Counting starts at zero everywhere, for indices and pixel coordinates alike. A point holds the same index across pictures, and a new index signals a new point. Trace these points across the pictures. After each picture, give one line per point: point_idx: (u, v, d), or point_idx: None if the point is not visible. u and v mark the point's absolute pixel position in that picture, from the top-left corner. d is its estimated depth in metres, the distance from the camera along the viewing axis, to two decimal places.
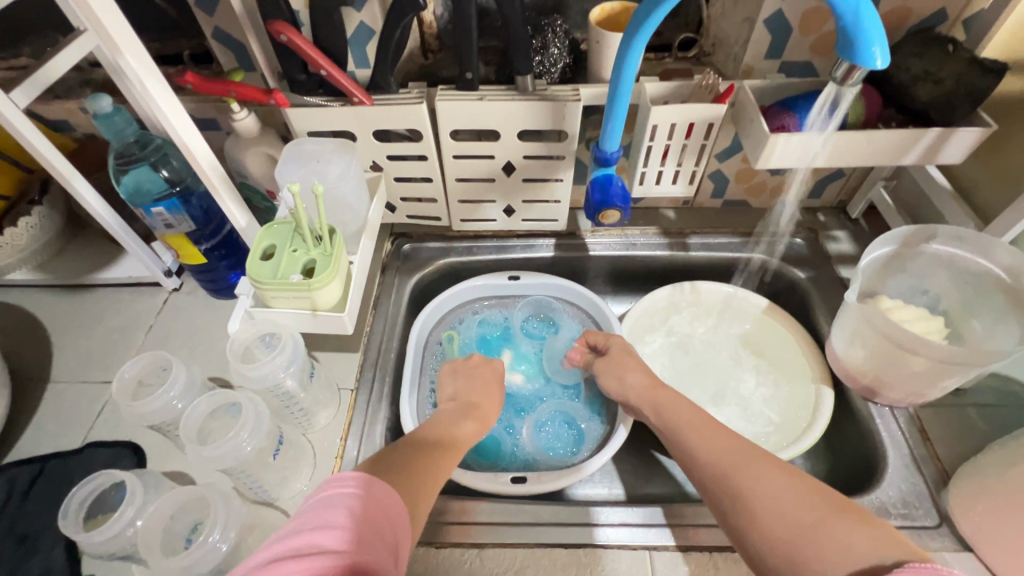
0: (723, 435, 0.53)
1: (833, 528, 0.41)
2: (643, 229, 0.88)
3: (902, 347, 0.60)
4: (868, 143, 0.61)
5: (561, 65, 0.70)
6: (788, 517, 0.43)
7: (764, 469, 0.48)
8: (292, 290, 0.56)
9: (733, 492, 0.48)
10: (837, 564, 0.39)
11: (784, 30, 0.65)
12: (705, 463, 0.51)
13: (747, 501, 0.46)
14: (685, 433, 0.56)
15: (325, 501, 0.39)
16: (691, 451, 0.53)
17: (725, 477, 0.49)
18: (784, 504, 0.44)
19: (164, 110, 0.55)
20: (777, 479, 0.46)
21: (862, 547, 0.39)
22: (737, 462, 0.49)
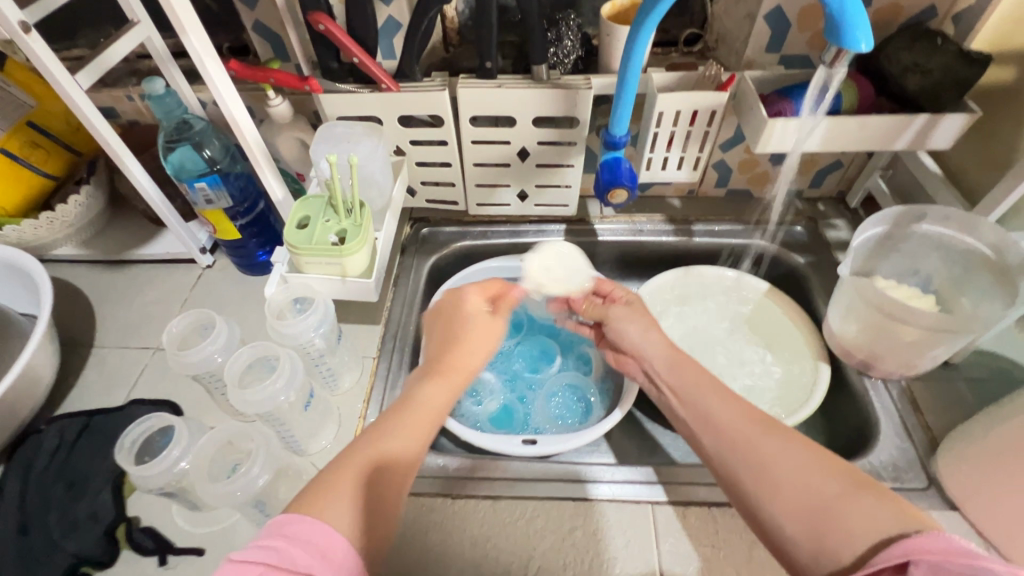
0: (733, 402, 0.51)
1: (849, 504, 0.40)
2: (649, 216, 0.92)
3: (894, 319, 0.64)
4: (861, 128, 0.65)
5: (573, 56, 0.75)
6: (802, 494, 0.42)
7: (777, 440, 0.46)
8: (326, 255, 0.61)
9: (747, 461, 0.46)
10: (854, 542, 0.38)
11: (783, 25, 0.70)
12: (717, 432, 0.49)
13: (761, 477, 0.45)
14: (698, 394, 0.53)
15: (290, 524, 0.40)
16: (705, 415, 0.51)
17: (738, 443, 0.47)
18: (797, 479, 0.43)
19: (219, 90, 0.61)
20: (789, 452, 0.45)
21: (879, 521, 0.38)
22: (751, 429, 0.47)
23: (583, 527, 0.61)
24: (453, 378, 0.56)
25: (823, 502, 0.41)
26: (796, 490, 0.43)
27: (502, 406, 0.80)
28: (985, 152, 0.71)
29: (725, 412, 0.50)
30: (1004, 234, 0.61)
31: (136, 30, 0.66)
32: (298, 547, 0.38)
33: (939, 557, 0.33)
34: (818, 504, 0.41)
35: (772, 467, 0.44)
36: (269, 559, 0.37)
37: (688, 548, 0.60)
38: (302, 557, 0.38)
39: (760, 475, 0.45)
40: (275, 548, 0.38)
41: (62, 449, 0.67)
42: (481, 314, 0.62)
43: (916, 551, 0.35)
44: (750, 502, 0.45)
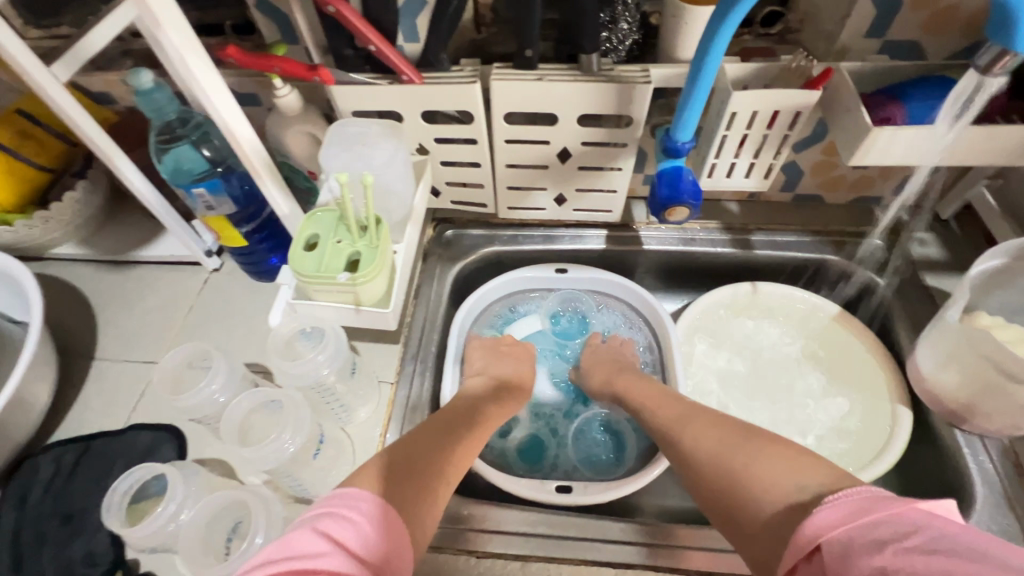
0: (669, 405, 0.60)
1: (757, 465, 0.47)
2: (704, 223, 0.81)
3: (1006, 373, 0.54)
4: (989, 141, 0.53)
5: (630, 41, 0.63)
6: (723, 461, 0.49)
7: (700, 424, 0.55)
8: (336, 286, 0.53)
9: (680, 453, 0.54)
10: (768, 502, 0.44)
11: (895, 4, 0.56)
12: (659, 427, 0.59)
13: (692, 456, 0.52)
14: (643, 401, 0.63)
15: (356, 498, 0.42)
16: (650, 418, 0.61)
17: (673, 439, 0.56)
18: (718, 453, 0.50)
19: (203, 87, 0.52)
20: (709, 435, 0.53)
21: (780, 478, 0.45)
22: (680, 423, 0.57)
23: None
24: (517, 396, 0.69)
25: (738, 459, 0.48)
26: (718, 458, 0.50)
27: (532, 438, 0.74)
28: None
29: (662, 412, 0.60)
30: None
31: None
32: (356, 533, 0.39)
33: (843, 528, 0.37)
34: (735, 465, 0.48)
35: (698, 450, 0.52)
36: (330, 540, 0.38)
37: None
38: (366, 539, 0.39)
39: (687, 461, 0.53)
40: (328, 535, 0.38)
41: (59, 476, 0.63)
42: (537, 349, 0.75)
43: (823, 531, 0.38)
44: (692, 487, 0.52)
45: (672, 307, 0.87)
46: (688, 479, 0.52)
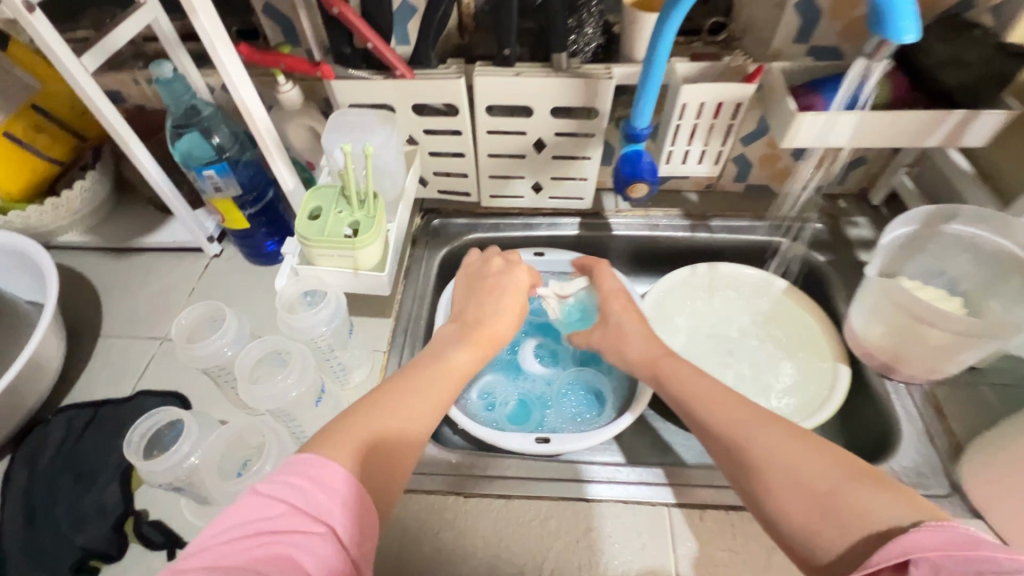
0: (731, 407, 0.53)
1: (849, 493, 0.42)
2: (666, 211, 0.90)
3: (920, 321, 0.62)
4: (893, 124, 0.63)
5: (594, 44, 0.72)
6: (806, 482, 0.44)
7: (777, 435, 0.48)
8: (338, 248, 0.60)
9: (749, 465, 0.48)
10: (851, 532, 0.40)
11: (814, 14, 0.67)
12: (715, 433, 0.52)
13: (766, 472, 0.46)
14: (695, 402, 0.55)
15: (308, 463, 0.42)
16: (704, 422, 0.53)
17: (737, 442, 0.49)
18: (801, 469, 0.45)
19: (230, 75, 0.59)
20: (794, 450, 0.46)
21: (878, 512, 0.40)
22: (750, 428, 0.49)
23: (598, 529, 0.60)
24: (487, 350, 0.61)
25: (826, 487, 0.43)
26: (800, 478, 0.44)
27: (518, 406, 0.79)
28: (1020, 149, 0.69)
29: (724, 413, 0.52)
30: None
31: (144, 10, 0.64)
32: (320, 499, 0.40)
33: (939, 554, 0.34)
34: (823, 490, 0.43)
35: (768, 462, 0.46)
36: (292, 500, 0.39)
37: (704, 553, 0.59)
38: (325, 505, 0.39)
39: (758, 473, 0.47)
40: (299, 489, 0.40)
41: (70, 438, 0.67)
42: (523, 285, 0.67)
43: (913, 549, 0.36)
44: (757, 497, 0.46)
45: (641, 289, 0.95)
46: (756, 493, 0.47)
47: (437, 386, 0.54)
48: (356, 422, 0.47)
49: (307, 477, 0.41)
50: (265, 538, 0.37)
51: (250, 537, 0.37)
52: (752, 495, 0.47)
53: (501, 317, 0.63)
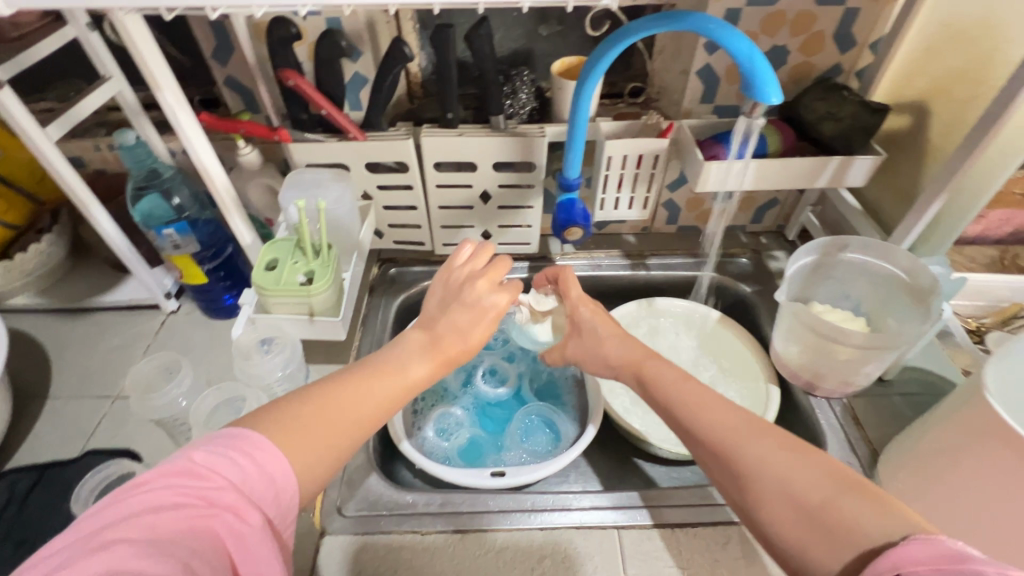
0: (720, 412, 0.51)
1: (838, 504, 0.41)
2: (607, 252, 0.97)
3: (829, 338, 0.70)
4: (786, 169, 0.73)
5: (529, 107, 0.81)
6: (797, 495, 0.43)
7: (767, 444, 0.47)
8: (294, 296, 0.64)
9: (737, 471, 0.46)
10: (838, 545, 0.39)
11: (713, 80, 0.78)
12: (702, 439, 0.50)
13: (755, 481, 0.45)
14: (682, 407, 0.53)
15: (247, 440, 0.39)
16: (690, 424, 0.52)
17: (726, 448, 0.48)
18: (790, 478, 0.44)
19: (191, 142, 0.64)
20: (783, 458, 0.45)
21: (867, 525, 0.39)
22: (739, 432, 0.48)
23: (552, 555, 0.62)
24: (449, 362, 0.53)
25: (817, 501, 0.42)
26: (791, 491, 0.43)
27: (471, 440, 0.82)
28: (895, 187, 0.80)
29: (712, 417, 0.51)
30: (914, 259, 0.69)
31: (108, 84, 0.69)
32: (254, 478, 0.38)
33: (927, 567, 0.33)
34: (813, 503, 0.42)
35: (757, 472, 0.45)
36: (234, 478, 0.37)
37: (653, 571, 0.61)
38: (263, 491, 0.38)
39: (747, 480, 0.45)
40: (240, 467, 0.38)
41: (12, 502, 0.65)
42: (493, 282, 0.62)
43: (903, 562, 0.34)
44: (746, 504, 0.45)
45: None
46: (744, 501, 0.45)
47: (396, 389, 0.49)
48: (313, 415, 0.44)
49: (245, 454, 0.39)
50: (194, 511, 0.34)
51: (170, 507, 0.34)
52: (740, 503, 0.46)
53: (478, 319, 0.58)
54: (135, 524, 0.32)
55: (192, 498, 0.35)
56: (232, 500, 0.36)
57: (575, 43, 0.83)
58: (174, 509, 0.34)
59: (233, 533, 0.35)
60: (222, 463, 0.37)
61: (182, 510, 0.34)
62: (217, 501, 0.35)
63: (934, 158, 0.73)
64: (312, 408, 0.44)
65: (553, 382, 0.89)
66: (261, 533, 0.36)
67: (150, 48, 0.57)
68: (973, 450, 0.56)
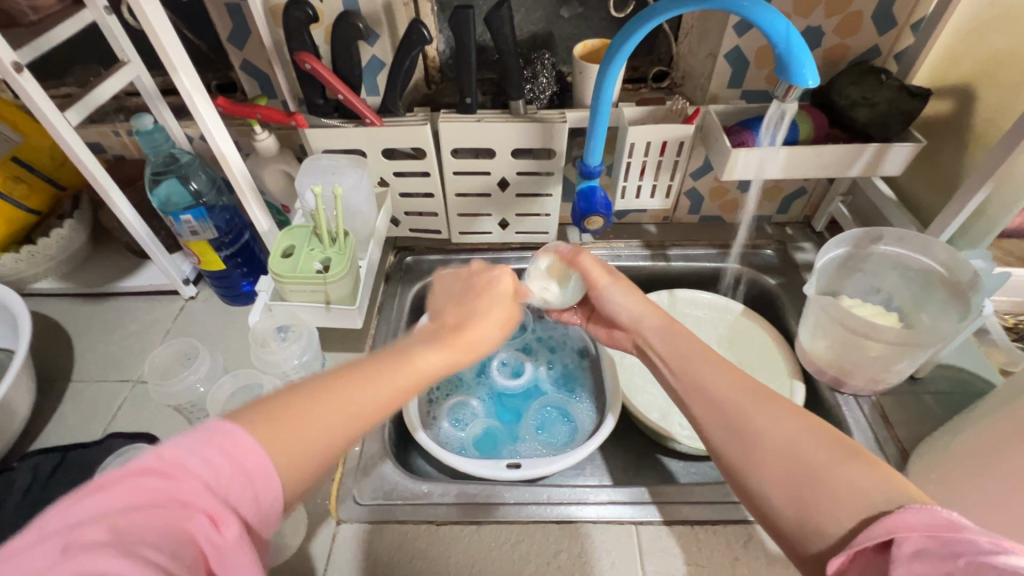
0: (722, 373, 0.49)
1: (840, 470, 0.39)
2: (627, 242, 0.95)
3: (858, 334, 0.67)
4: (818, 157, 0.70)
5: (549, 92, 0.79)
6: (797, 457, 0.41)
7: (771, 409, 0.44)
8: (311, 283, 0.63)
9: (740, 433, 0.44)
10: (833, 506, 0.37)
11: (742, 64, 0.75)
12: (708, 398, 0.48)
13: (758, 445, 0.42)
14: (694, 364, 0.51)
15: (227, 433, 0.35)
16: (697, 383, 0.49)
17: (731, 410, 0.45)
18: (792, 443, 0.41)
19: (208, 126, 0.63)
20: (786, 422, 0.43)
21: (868, 489, 0.37)
22: (744, 396, 0.46)
23: (569, 549, 0.62)
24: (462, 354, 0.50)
25: (818, 464, 0.40)
26: (794, 452, 0.41)
27: (486, 430, 0.81)
28: (933, 176, 0.76)
29: (718, 381, 0.48)
30: (953, 252, 0.66)
31: (126, 68, 0.69)
32: (229, 481, 0.33)
33: (922, 535, 0.32)
34: (812, 464, 0.40)
35: (760, 434, 0.43)
36: (208, 479, 0.33)
37: (672, 567, 0.60)
38: (241, 492, 0.34)
39: (747, 443, 0.43)
40: (214, 466, 0.33)
41: (36, 483, 0.66)
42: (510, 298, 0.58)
43: (899, 529, 0.33)
44: (742, 468, 0.43)
45: None
46: (742, 463, 0.43)
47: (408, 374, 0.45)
48: (320, 409, 0.40)
49: (221, 451, 0.34)
50: (166, 513, 0.31)
51: (140, 512, 0.30)
52: (735, 465, 0.43)
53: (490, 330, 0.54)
54: (98, 532, 0.28)
55: (155, 501, 0.31)
56: (212, 503, 0.32)
57: (597, 26, 0.81)
58: (142, 515, 0.30)
59: (212, 542, 0.31)
60: (193, 459, 0.33)
61: (151, 512, 0.30)
62: (194, 502, 0.32)
63: (979, 146, 0.69)
64: (311, 404, 0.40)
65: (569, 372, 0.88)
66: (241, 543, 0.32)
67: (167, 31, 0.56)
68: (1011, 453, 0.53)
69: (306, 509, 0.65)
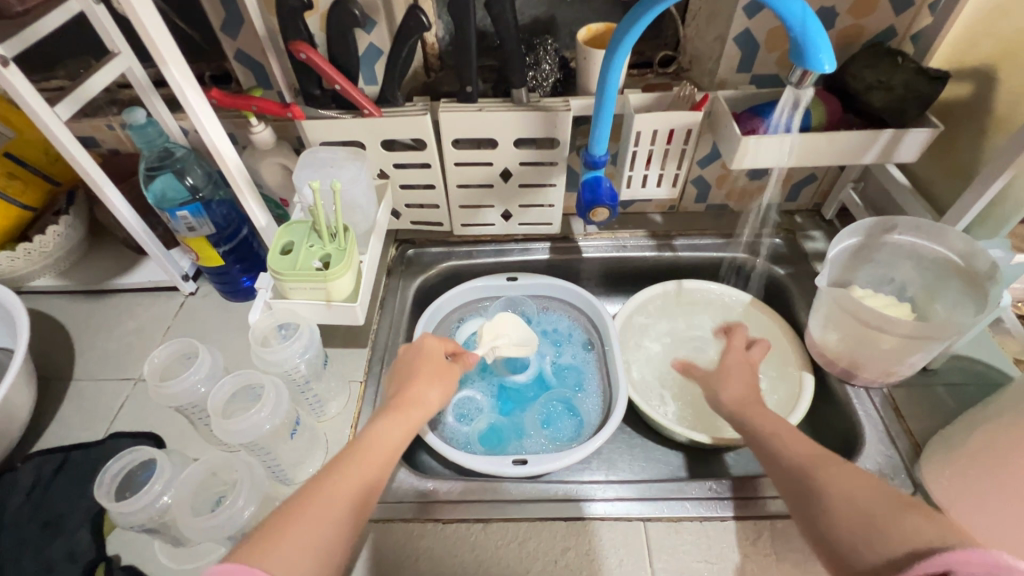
0: (798, 443, 0.52)
1: (899, 518, 0.40)
2: (632, 232, 0.93)
3: (871, 327, 0.66)
4: (831, 144, 0.68)
5: (552, 79, 0.77)
6: (861, 507, 0.42)
7: (840, 468, 0.47)
8: (310, 280, 0.62)
9: (807, 486, 0.47)
10: (892, 548, 0.38)
11: (752, 46, 0.72)
12: (781, 463, 0.51)
13: (820, 494, 0.45)
14: (769, 434, 0.55)
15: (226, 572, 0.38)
16: (772, 450, 0.53)
17: (800, 468, 0.49)
18: (850, 493, 0.44)
19: (200, 119, 0.61)
20: (850, 479, 0.45)
21: (920, 534, 0.38)
22: (815, 458, 0.49)
23: (576, 547, 0.61)
24: (409, 413, 0.58)
25: (879, 512, 0.41)
26: (856, 504, 0.43)
27: (491, 425, 0.80)
28: (950, 162, 0.74)
29: (796, 447, 0.51)
30: (970, 242, 0.64)
31: (117, 60, 0.67)
32: None
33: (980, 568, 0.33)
34: (875, 513, 0.41)
35: (824, 484, 0.46)
36: None
37: (681, 564, 0.60)
38: None
39: (811, 492, 0.46)
40: None
41: (40, 484, 0.66)
42: (437, 357, 0.66)
43: (953, 561, 0.34)
44: (806, 513, 0.45)
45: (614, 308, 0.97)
46: (806, 513, 0.45)
47: (377, 452, 0.52)
48: (316, 504, 0.45)
49: None
50: None
51: None
52: (802, 511, 0.46)
53: (430, 393, 0.62)
54: None
55: None
56: None
57: (601, 9, 0.78)
58: None
59: None
60: None
61: None
62: None
63: (999, 131, 0.67)
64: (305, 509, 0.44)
65: (575, 366, 0.87)
66: None
67: (154, 21, 0.54)
68: None
69: None
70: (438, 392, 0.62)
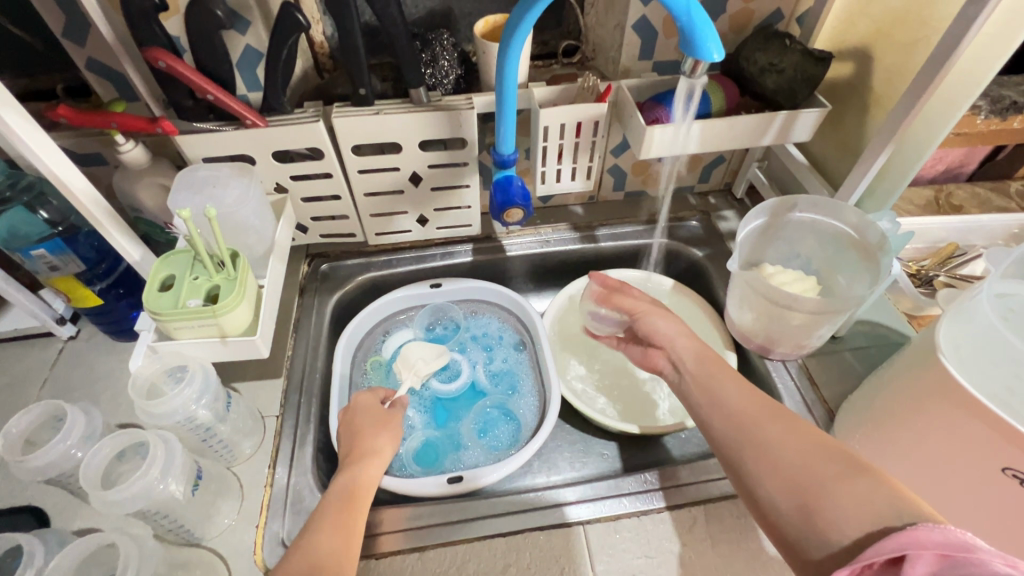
0: (742, 398, 0.52)
1: (849, 484, 0.41)
2: (554, 226, 0.91)
3: (782, 305, 0.68)
4: (730, 129, 0.69)
5: (452, 75, 0.73)
6: (801, 477, 0.44)
7: (784, 426, 0.48)
8: (196, 318, 0.55)
9: (750, 451, 0.48)
10: (849, 527, 0.39)
11: (650, 34, 0.72)
12: (723, 420, 0.51)
13: (760, 459, 0.47)
14: (717, 381, 0.54)
15: None
16: (718, 400, 0.53)
17: (738, 428, 0.50)
18: (792, 459, 0.45)
19: (33, 149, 0.52)
20: (796, 443, 0.46)
21: (877, 502, 0.39)
22: (761, 413, 0.50)
23: (518, 562, 0.59)
24: (369, 464, 0.56)
25: (824, 481, 0.42)
26: (798, 471, 0.44)
27: (424, 442, 0.77)
28: (840, 139, 0.77)
29: (735, 401, 0.52)
30: (862, 215, 0.67)
31: None
32: None
33: (933, 553, 0.33)
34: (822, 482, 0.42)
35: (774, 448, 0.47)
36: None
37: (623, 564, 0.59)
38: None
39: (757, 455, 0.47)
40: None
41: None
42: (374, 409, 0.64)
43: (912, 545, 0.34)
44: (751, 483, 0.46)
45: (543, 303, 0.96)
46: (749, 480, 0.47)
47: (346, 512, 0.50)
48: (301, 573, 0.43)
49: None
50: None
51: None
52: (745, 474, 0.47)
53: (379, 442, 0.60)
54: None
55: None
56: None
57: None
58: None
59: None
60: None
61: None
62: None
63: (878, 108, 0.70)
64: None
65: (508, 369, 0.85)
66: None
67: None
68: (930, 411, 0.55)
69: (227, 565, 0.58)
70: (387, 438, 0.61)
